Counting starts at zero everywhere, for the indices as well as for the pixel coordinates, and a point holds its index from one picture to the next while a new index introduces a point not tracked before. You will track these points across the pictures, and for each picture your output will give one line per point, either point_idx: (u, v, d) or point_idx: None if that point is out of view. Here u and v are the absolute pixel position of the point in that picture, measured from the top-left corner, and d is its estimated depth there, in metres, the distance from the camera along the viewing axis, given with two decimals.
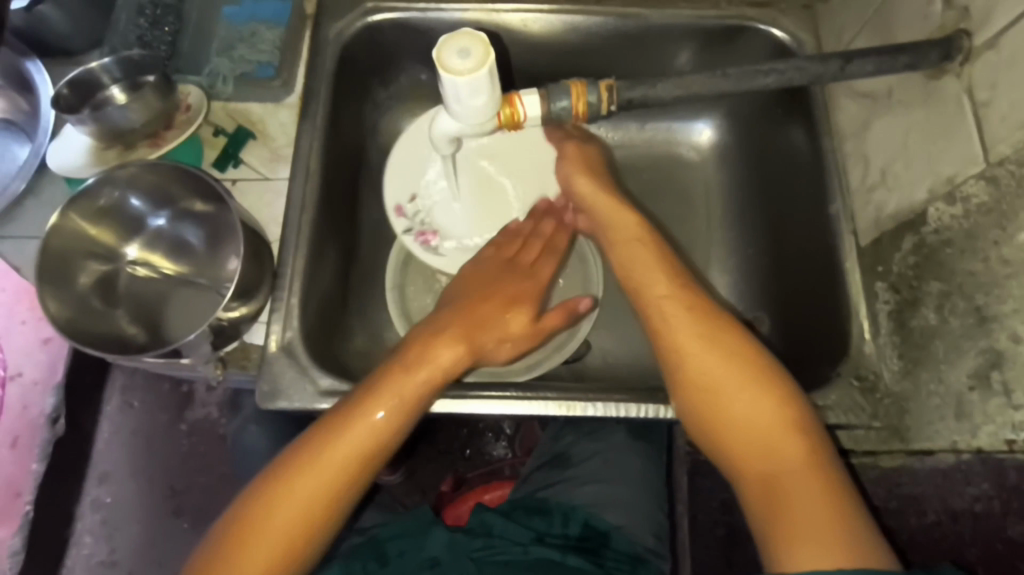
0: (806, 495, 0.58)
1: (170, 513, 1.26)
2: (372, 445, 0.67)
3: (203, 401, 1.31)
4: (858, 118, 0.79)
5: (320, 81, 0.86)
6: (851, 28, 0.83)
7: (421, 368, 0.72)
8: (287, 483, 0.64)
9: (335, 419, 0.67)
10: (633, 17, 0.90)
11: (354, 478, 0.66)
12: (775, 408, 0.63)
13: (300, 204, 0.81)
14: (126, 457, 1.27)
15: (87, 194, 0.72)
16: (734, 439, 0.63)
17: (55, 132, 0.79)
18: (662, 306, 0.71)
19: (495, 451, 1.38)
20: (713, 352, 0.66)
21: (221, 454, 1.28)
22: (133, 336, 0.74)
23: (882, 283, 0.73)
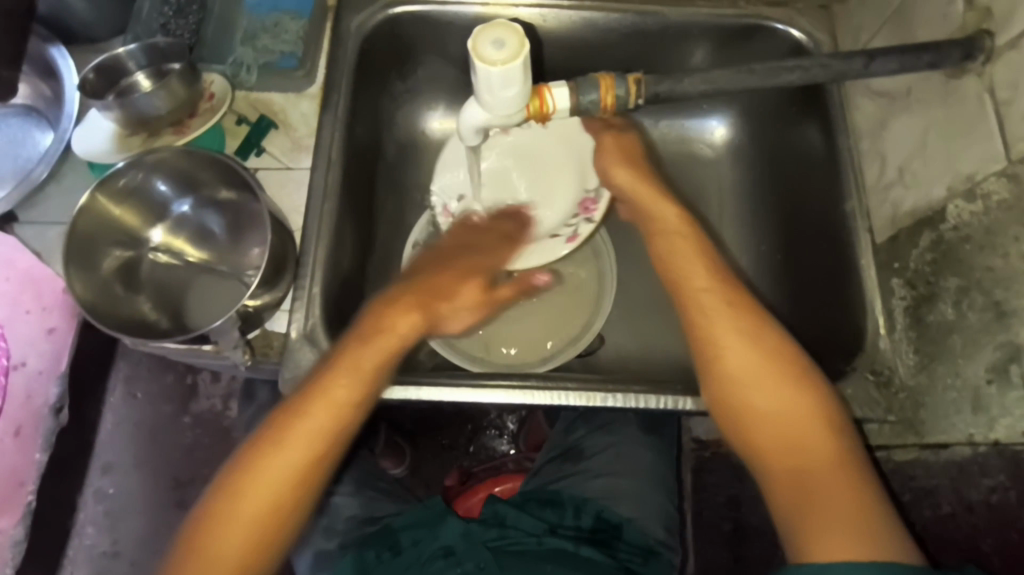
0: (834, 491, 0.60)
1: (173, 504, 1.26)
2: (341, 415, 0.66)
3: (207, 393, 1.32)
4: (875, 117, 0.80)
5: (342, 72, 0.86)
6: (868, 28, 0.83)
7: (376, 338, 0.70)
8: (252, 463, 0.63)
9: (301, 395, 0.66)
10: (652, 14, 0.91)
11: (323, 451, 0.65)
12: (807, 405, 0.65)
13: (322, 193, 0.81)
14: (130, 448, 1.27)
15: (115, 176, 0.72)
16: (767, 433, 0.64)
17: (80, 119, 0.79)
18: (702, 294, 0.71)
19: (499, 446, 1.39)
20: (750, 347, 0.67)
21: (226, 446, 1.29)
22: (156, 322, 0.74)
23: (898, 279, 0.74)
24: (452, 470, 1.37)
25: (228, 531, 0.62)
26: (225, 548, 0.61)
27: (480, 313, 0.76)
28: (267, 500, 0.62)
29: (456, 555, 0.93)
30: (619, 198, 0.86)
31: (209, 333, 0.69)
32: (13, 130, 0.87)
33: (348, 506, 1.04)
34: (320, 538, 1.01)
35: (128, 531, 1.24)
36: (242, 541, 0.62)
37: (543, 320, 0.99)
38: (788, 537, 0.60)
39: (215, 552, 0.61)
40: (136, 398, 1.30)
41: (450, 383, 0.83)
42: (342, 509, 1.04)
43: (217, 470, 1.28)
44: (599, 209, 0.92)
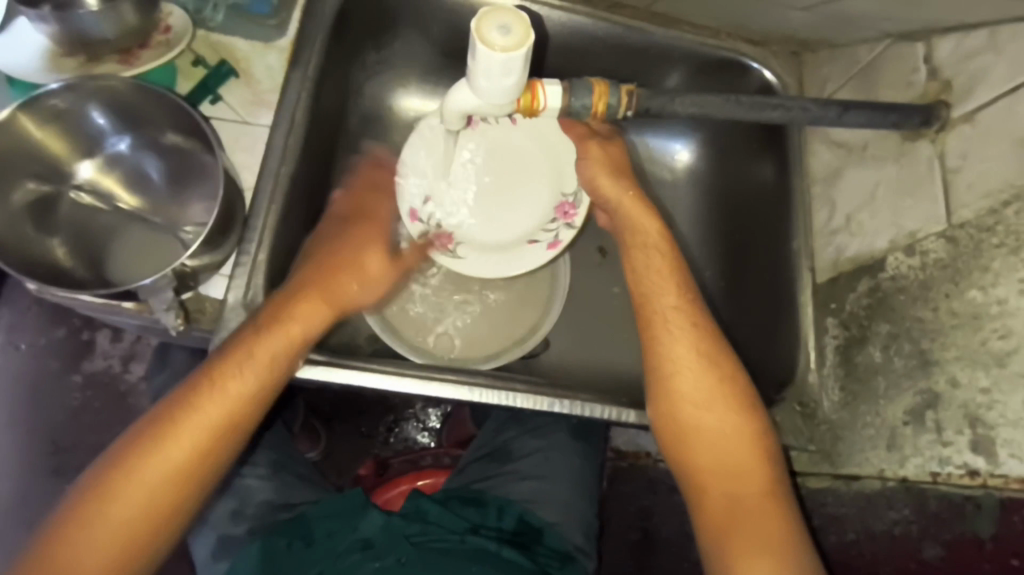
0: (763, 524, 0.63)
1: (50, 472, 1.20)
2: (243, 398, 0.65)
3: (104, 352, 1.26)
4: (831, 164, 0.85)
5: (316, 28, 0.80)
6: (834, 80, 0.88)
7: (306, 296, 0.71)
8: (179, 403, 0.64)
9: (226, 362, 0.66)
10: (639, 29, 0.91)
11: (265, 393, 0.66)
12: (749, 439, 0.68)
13: (280, 154, 0.75)
14: (3, 403, 1.21)
15: (42, 98, 0.63)
16: (709, 460, 0.67)
17: (5, 27, 0.69)
18: (651, 321, 0.73)
19: (417, 439, 1.34)
20: (696, 369, 0.70)
21: (116, 412, 1.24)
22: (70, 269, 0.67)
23: (833, 319, 0.79)
24: (365, 460, 1.32)
25: (159, 454, 0.61)
26: (150, 478, 0.61)
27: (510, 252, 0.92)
28: (205, 425, 0.63)
29: (376, 550, 0.89)
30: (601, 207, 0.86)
31: (138, 291, 0.62)
32: None
33: (262, 489, 0.99)
34: (227, 521, 0.94)
35: None
36: (163, 474, 0.61)
37: (490, 320, 0.97)
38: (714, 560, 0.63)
39: (137, 480, 0.60)
40: (19, 348, 1.23)
41: (400, 370, 0.80)
42: (254, 491, 0.98)
43: (102, 438, 1.22)
44: (579, 215, 0.92)
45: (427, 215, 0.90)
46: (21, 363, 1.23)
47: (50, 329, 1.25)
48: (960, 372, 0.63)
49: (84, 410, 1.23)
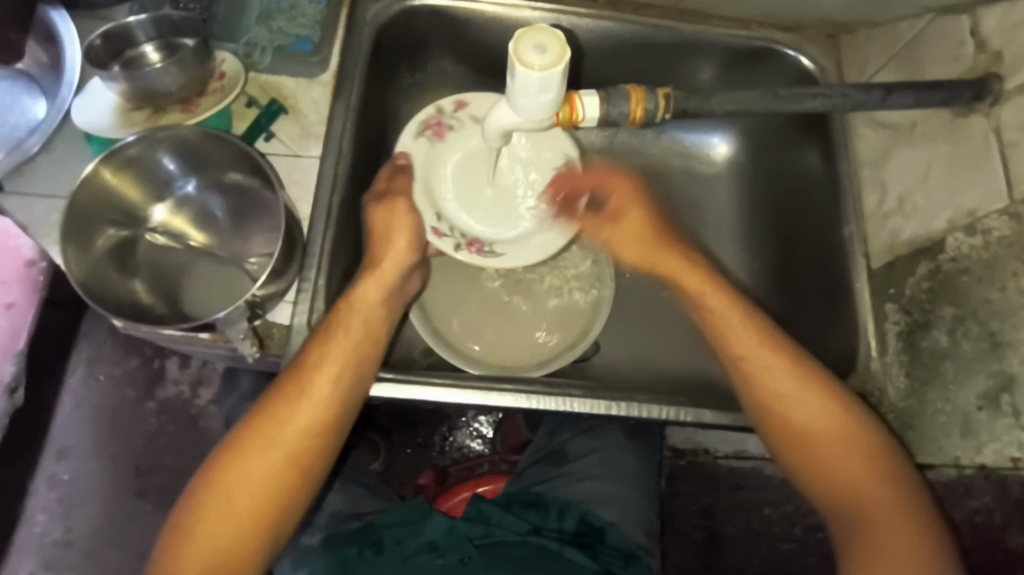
0: (896, 531, 0.67)
1: (134, 492, 1.29)
2: (317, 417, 0.69)
3: (174, 378, 1.34)
4: (877, 147, 0.83)
5: (356, 61, 0.85)
6: (875, 61, 0.86)
7: (342, 316, 0.73)
8: (251, 427, 0.69)
9: (282, 388, 0.69)
10: (667, 28, 0.91)
11: (329, 411, 0.70)
12: (848, 441, 0.71)
13: (331, 183, 0.79)
14: (89, 431, 1.30)
15: (120, 150, 0.68)
16: (818, 472, 0.71)
17: (81, 88, 0.75)
18: (784, 390, 0.72)
19: (473, 446, 1.37)
20: (831, 409, 0.72)
21: (191, 434, 1.32)
22: (151, 305, 0.72)
23: (892, 305, 0.77)
24: (426, 468, 1.35)
25: (241, 473, 0.67)
26: (237, 494, 0.66)
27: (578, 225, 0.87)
28: (279, 445, 0.68)
29: (440, 549, 0.93)
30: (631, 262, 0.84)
31: (215, 322, 0.67)
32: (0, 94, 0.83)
33: (334, 499, 1.03)
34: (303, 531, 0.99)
35: (82, 519, 1.27)
36: (249, 491, 0.67)
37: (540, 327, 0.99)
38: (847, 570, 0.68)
39: (227, 496, 0.66)
40: (98, 379, 1.32)
41: (457, 382, 0.82)
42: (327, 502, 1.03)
43: (180, 459, 1.30)
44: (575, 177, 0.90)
45: (448, 228, 0.86)
46: (102, 393, 1.32)
47: (127, 358, 1.34)
48: None
49: (162, 435, 1.31)
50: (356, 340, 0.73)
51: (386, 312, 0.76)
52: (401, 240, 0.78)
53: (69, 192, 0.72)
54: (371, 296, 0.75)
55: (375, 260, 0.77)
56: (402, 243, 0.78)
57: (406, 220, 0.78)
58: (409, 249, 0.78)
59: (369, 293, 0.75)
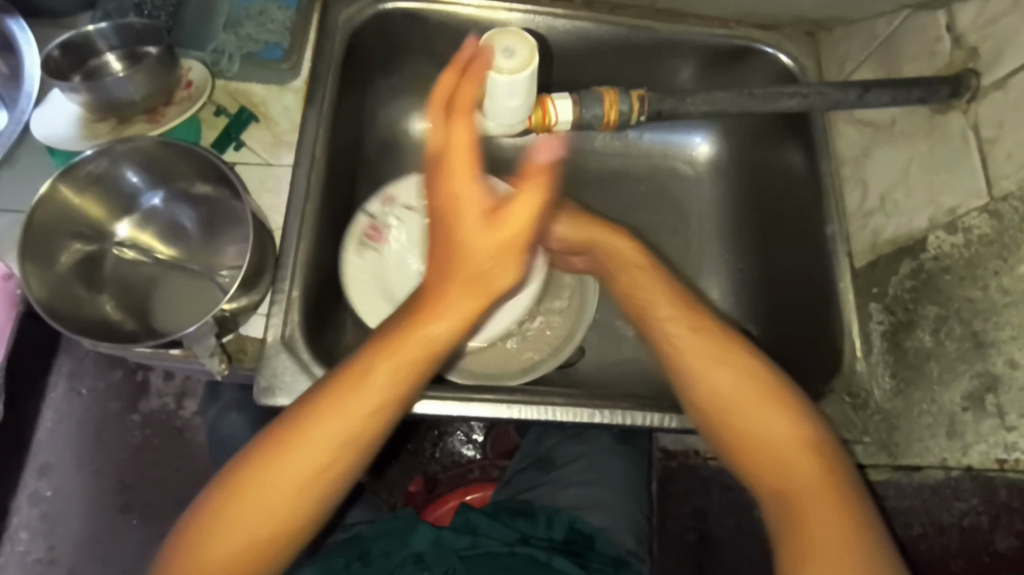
0: (827, 527, 0.58)
1: (118, 508, 1.26)
2: (359, 430, 0.59)
3: (159, 392, 1.31)
4: (858, 144, 0.82)
5: (328, 66, 0.83)
6: (854, 58, 0.85)
7: (405, 348, 0.59)
8: (281, 439, 0.58)
9: (292, 432, 0.58)
10: (644, 28, 0.91)
11: (372, 422, 0.59)
12: (789, 423, 0.64)
13: (304, 192, 0.78)
14: (70, 447, 1.27)
15: (80, 165, 0.67)
16: (757, 457, 0.64)
17: (41, 100, 0.73)
18: (690, 367, 0.69)
19: (464, 452, 1.34)
20: (732, 371, 0.68)
21: (174, 447, 1.29)
22: (119, 322, 0.70)
23: (876, 305, 0.77)
24: (415, 476, 1.33)
25: (265, 490, 0.57)
26: (258, 514, 0.56)
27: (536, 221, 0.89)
28: (311, 461, 0.57)
29: (426, 561, 0.91)
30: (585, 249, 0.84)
31: (183, 340, 0.65)
32: None
33: None
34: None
35: (65, 537, 1.25)
36: (274, 511, 0.56)
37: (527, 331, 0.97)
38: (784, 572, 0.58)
39: (243, 515, 0.56)
40: (80, 394, 1.30)
41: (437, 393, 0.80)
42: None
43: (165, 473, 1.28)
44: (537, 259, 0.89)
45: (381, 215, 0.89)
46: (84, 408, 1.29)
47: (109, 371, 1.31)
48: (1019, 353, 0.60)
49: (144, 449, 1.28)
50: (384, 386, 0.59)
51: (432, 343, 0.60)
52: (465, 247, 0.56)
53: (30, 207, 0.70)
54: (473, 209, 0.56)
55: (428, 314, 0.60)
56: (463, 170, 0.56)
57: (465, 137, 0.55)
58: (478, 189, 0.57)
59: (472, 202, 0.56)
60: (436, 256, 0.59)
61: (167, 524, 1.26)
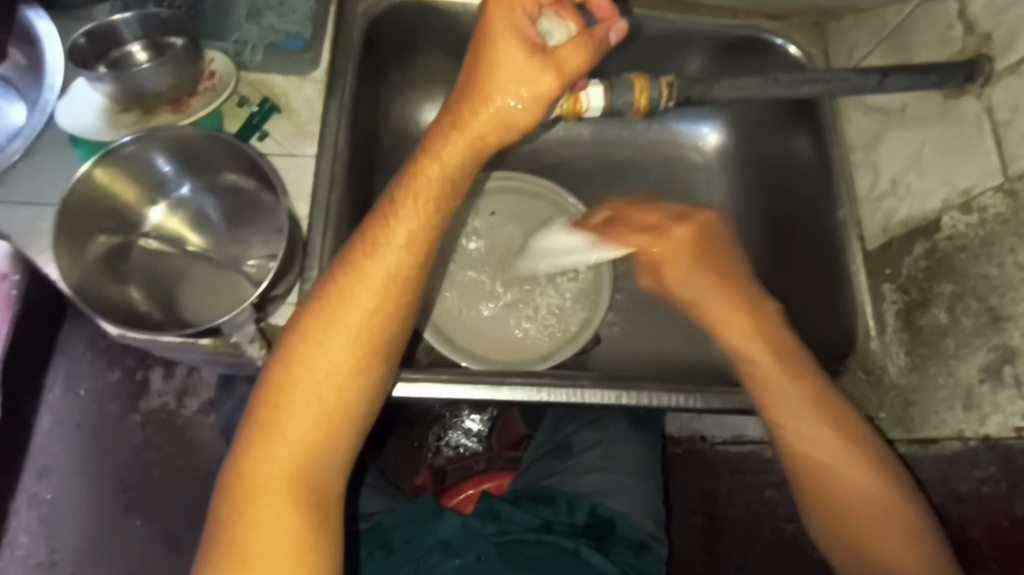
0: (874, 517, 0.70)
1: (121, 508, 1.25)
2: (370, 337, 0.64)
3: (159, 390, 1.30)
4: (869, 131, 0.85)
5: (348, 57, 0.83)
6: (863, 47, 0.88)
7: (358, 264, 0.65)
8: (297, 355, 0.63)
9: (296, 350, 0.63)
10: (657, 19, 0.92)
11: (379, 328, 0.65)
12: (837, 430, 0.73)
13: (329, 182, 0.78)
14: (69, 449, 1.26)
15: (116, 150, 0.67)
16: (813, 464, 0.72)
17: (64, 90, 0.72)
18: (755, 354, 0.75)
19: (468, 445, 1.36)
20: (760, 331, 0.75)
21: (178, 445, 1.28)
22: (147, 312, 0.70)
23: (889, 285, 0.79)
24: (422, 470, 1.34)
25: (295, 405, 0.62)
26: (297, 431, 0.61)
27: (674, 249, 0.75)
28: (332, 373, 0.63)
29: (454, 548, 0.93)
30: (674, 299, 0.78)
31: (222, 327, 0.65)
32: None
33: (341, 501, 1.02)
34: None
35: (66, 539, 1.23)
36: (310, 424, 0.62)
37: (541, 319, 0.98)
38: (822, 533, 0.73)
39: (283, 436, 0.61)
40: (79, 395, 1.28)
41: (471, 377, 0.82)
42: None
43: (168, 472, 1.27)
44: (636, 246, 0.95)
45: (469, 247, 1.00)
46: (85, 408, 1.28)
47: (107, 371, 1.30)
48: None
49: (154, 447, 1.28)
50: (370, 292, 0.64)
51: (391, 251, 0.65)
52: (439, 163, 0.65)
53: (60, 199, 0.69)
54: (531, 111, 0.62)
55: (380, 232, 0.65)
56: (509, 75, 0.60)
57: (507, 52, 0.60)
58: (515, 84, 0.61)
59: (527, 112, 0.62)
60: (455, 111, 0.64)
61: (177, 523, 1.25)
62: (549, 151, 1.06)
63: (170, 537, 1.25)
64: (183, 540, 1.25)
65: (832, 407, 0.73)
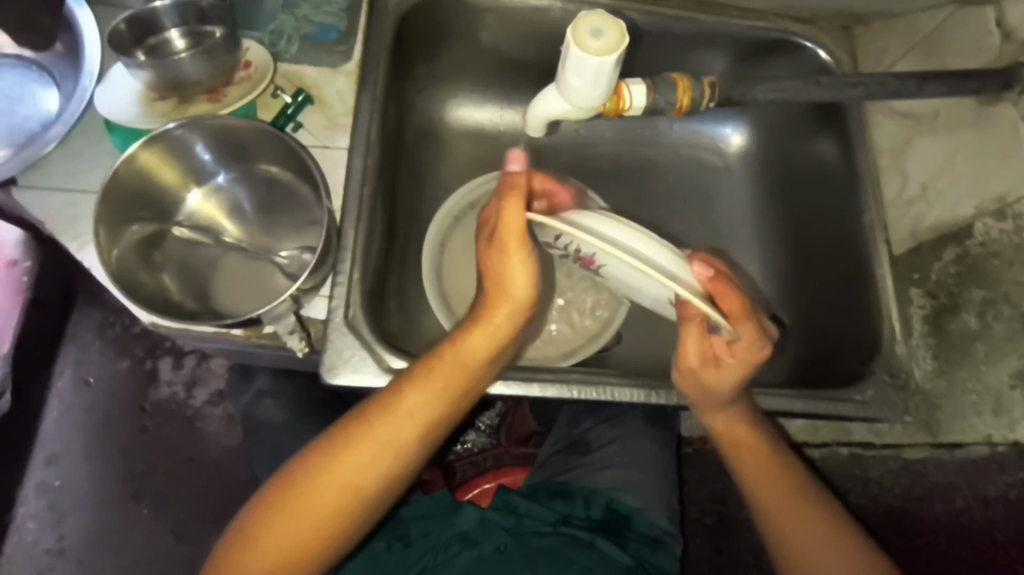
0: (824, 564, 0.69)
1: (129, 497, 1.25)
2: (399, 454, 0.67)
3: (168, 379, 1.30)
4: (897, 136, 0.86)
5: (379, 49, 0.83)
6: (893, 51, 0.89)
7: (443, 366, 0.69)
8: (333, 452, 0.67)
9: (369, 416, 0.68)
10: (686, 19, 0.92)
11: (406, 450, 0.68)
12: (779, 476, 0.74)
13: (361, 175, 0.77)
14: (78, 437, 1.26)
15: (159, 136, 0.67)
16: (776, 503, 0.73)
17: (101, 77, 0.72)
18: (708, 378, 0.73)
19: (478, 441, 1.37)
20: (734, 430, 0.75)
21: (186, 435, 1.28)
22: (181, 301, 0.70)
23: (917, 289, 0.81)
24: (429, 463, 1.29)
25: (309, 503, 0.65)
26: (299, 524, 0.64)
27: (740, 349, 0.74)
28: (350, 479, 0.66)
29: (472, 539, 0.93)
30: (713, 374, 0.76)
31: (262, 317, 0.66)
32: (9, 85, 0.77)
33: None
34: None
35: (75, 526, 1.23)
36: (316, 523, 0.64)
37: (563, 317, 0.99)
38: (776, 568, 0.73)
39: (289, 523, 0.64)
40: (88, 382, 1.28)
41: (500, 373, 0.78)
42: None
43: (176, 462, 1.27)
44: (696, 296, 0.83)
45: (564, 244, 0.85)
46: (92, 396, 1.28)
47: (117, 360, 1.30)
48: None
49: (164, 437, 1.28)
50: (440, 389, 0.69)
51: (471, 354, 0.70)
52: (490, 323, 0.70)
53: (101, 187, 0.69)
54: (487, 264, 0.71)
55: (426, 373, 0.69)
56: (520, 258, 0.69)
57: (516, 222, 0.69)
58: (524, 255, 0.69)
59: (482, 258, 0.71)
60: (491, 265, 0.71)
61: (185, 514, 1.25)
62: (572, 149, 1.07)
63: (178, 528, 1.24)
64: (190, 531, 1.24)
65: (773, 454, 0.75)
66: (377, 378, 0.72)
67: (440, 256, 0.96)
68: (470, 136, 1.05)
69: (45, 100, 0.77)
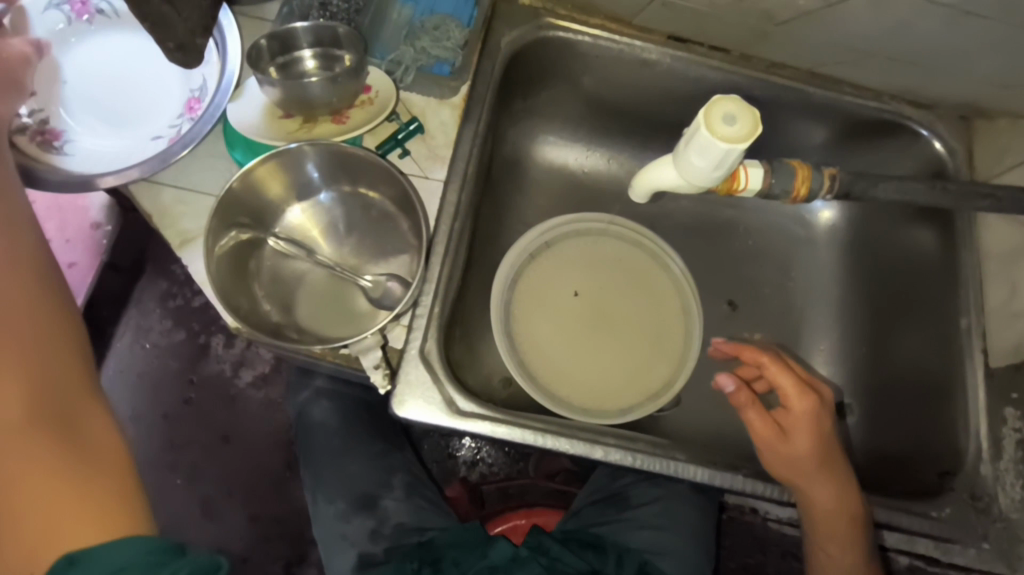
0: None
1: (165, 466, 1.28)
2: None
3: (219, 357, 1.34)
4: (1011, 242, 0.83)
5: (486, 86, 0.84)
6: (1014, 154, 0.86)
7: None
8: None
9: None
10: (796, 89, 0.90)
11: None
12: (854, 550, 0.74)
13: (453, 210, 0.78)
14: (129, 399, 1.30)
15: (284, 153, 0.70)
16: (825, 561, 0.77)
17: (239, 86, 0.76)
18: (796, 455, 0.74)
19: (504, 468, 1.31)
20: (843, 503, 0.74)
21: (229, 414, 1.31)
22: (267, 312, 0.72)
23: (1013, 410, 0.79)
24: (456, 483, 1.30)
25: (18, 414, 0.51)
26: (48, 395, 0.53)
27: (783, 432, 0.75)
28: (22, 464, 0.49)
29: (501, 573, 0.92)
30: (782, 452, 0.75)
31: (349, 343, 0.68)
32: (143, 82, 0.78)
33: (399, 511, 1.00)
34: (367, 539, 0.97)
35: None
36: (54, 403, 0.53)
37: (625, 372, 0.96)
38: None
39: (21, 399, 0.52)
40: (145, 348, 1.32)
41: (565, 425, 0.77)
42: (390, 513, 1.00)
43: (215, 440, 1.30)
44: None
45: None
46: (148, 361, 1.32)
47: (175, 331, 1.33)
48: None
49: (208, 413, 1.31)
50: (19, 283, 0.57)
51: (31, 258, 0.60)
52: None
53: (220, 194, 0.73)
54: None
55: None
56: None
57: None
58: None
59: None
60: None
61: (218, 491, 1.28)
62: (654, 200, 1.06)
63: (206, 503, 1.27)
64: (218, 508, 1.27)
65: (856, 535, 0.74)
66: (443, 415, 0.73)
67: (511, 287, 0.95)
68: (556, 174, 1.05)
69: (160, 112, 0.76)
